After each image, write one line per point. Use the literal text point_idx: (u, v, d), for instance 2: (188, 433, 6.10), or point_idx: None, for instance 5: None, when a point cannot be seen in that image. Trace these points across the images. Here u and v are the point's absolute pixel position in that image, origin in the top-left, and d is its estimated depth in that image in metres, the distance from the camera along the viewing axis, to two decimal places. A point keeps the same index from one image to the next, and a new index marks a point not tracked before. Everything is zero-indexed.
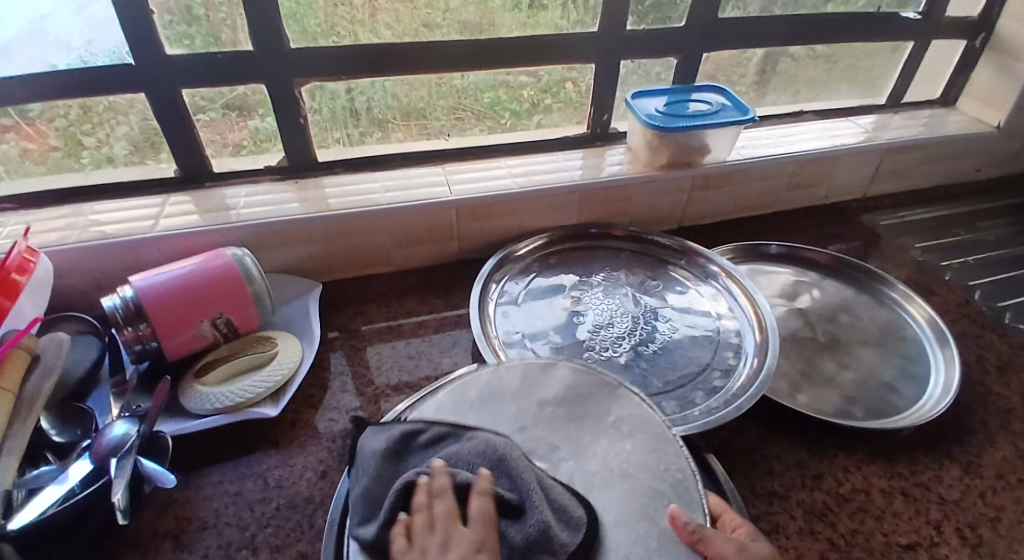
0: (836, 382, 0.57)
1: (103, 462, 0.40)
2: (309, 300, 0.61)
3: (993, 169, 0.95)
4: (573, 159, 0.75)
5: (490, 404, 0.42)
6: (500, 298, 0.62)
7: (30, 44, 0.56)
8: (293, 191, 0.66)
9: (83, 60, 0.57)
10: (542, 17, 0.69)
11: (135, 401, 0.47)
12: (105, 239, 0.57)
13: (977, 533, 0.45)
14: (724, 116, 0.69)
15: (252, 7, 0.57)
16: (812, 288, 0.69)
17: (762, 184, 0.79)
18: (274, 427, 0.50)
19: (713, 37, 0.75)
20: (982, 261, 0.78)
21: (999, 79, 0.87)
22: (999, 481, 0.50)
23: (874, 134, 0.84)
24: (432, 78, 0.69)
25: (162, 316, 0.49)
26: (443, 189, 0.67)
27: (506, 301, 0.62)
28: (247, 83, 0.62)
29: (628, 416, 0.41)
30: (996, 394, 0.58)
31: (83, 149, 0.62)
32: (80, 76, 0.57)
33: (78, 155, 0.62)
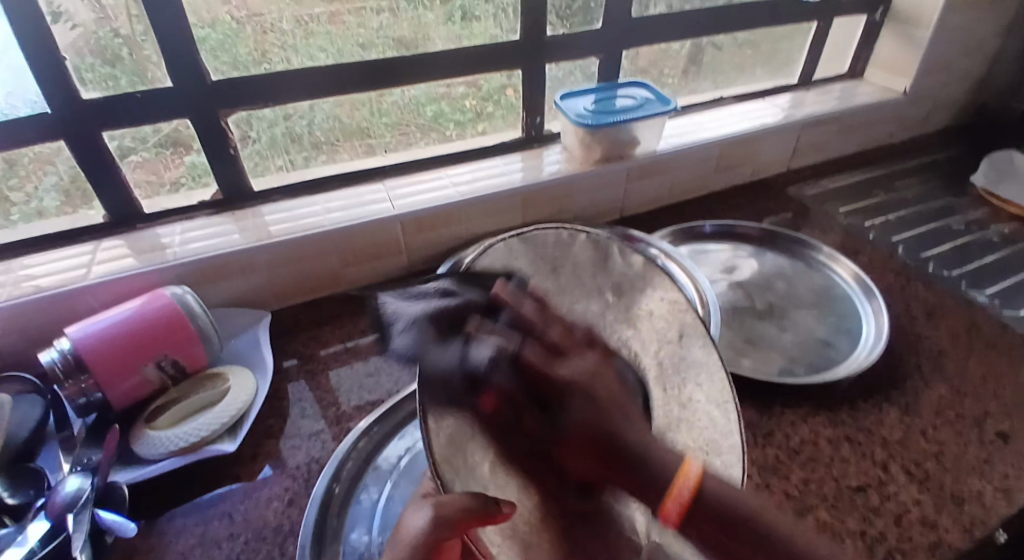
0: (778, 345, 0.61)
1: (60, 519, 0.39)
2: (259, 331, 0.60)
3: (905, 132, 1.02)
4: (512, 163, 0.77)
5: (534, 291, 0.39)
6: None
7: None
8: (232, 222, 0.65)
9: (3, 115, 0.55)
10: (475, 28, 0.71)
11: (86, 454, 0.46)
12: (36, 293, 0.55)
13: (922, 469, 0.49)
14: (649, 108, 0.73)
15: (173, 42, 0.56)
16: (748, 260, 0.73)
17: (692, 168, 0.83)
18: (236, 461, 0.49)
19: (633, 34, 0.79)
20: (902, 218, 0.84)
21: (900, 47, 0.94)
22: (938, 418, 0.53)
23: (791, 111, 0.89)
24: (372, 96, 0.70)
25: (104, 365, 0.48)
26: (387, 205, 0.68)
27: None
28: (173, 118, 0.61)
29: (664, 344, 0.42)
30: (926, 338, 0.62)
31: (12, 205, 0.60)
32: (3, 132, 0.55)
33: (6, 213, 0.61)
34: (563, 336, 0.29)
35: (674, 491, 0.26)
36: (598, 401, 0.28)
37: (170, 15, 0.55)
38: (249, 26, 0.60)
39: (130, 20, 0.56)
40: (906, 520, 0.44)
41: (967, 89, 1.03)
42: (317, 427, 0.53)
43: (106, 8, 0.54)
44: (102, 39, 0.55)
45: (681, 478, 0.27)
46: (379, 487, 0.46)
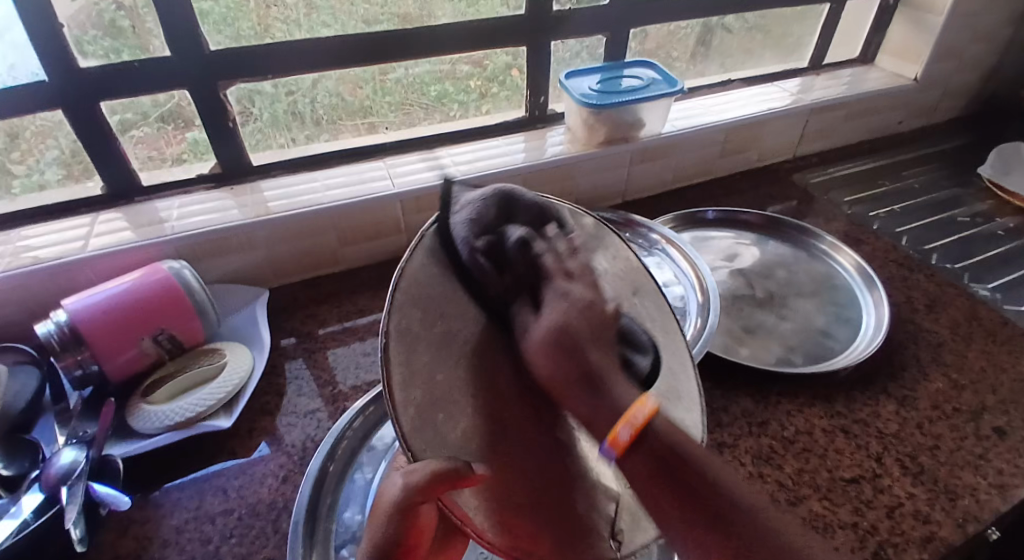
0: (777, 333, 0.60)
1: (55, 491, 0.39)
2: (257, 308, 0.60)
3: (915, 120, 1.00)
4: (515, 143, 0.76)
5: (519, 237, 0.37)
6: None
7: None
8: (230, 197, 0.65)
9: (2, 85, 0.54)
10: (481, 4, 0.69)
11: (82, 426, 0.46)
12: (35, 264, 0.54)
13: (916, 462, 0.49)
14: (654, 90, 0.71)
15: (170, 12, 0.55)
16: (750, 248, 0.72)
17: (697, 152, 0.82)
18: (232, 436, 0.50)
19: (640, 12, 0.77)
20: (908, 208, 0.83)
21: (915, 33, 0.91)
22: (934, 411, 0.53)
23: (800, 96, 0.88)
24: (374, 73, 0.68)
25: (101, 337, 0.48)
26: (387, 184, 0.67)
27: None
28: (172, 89, 0.60)
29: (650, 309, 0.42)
30: (926, 330, 0.62)
31: (13, 178, 0.60)
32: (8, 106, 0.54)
33: (7, 187, 0.60)
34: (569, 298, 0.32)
35: (628, 415, 0.29)
36: (581, 331, 0.31)
37: None
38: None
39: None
40: (898, 512, 0.45)
41: (979, 77, 1.01)
42: (313, 405, 0.53)
43: None
44: (104, 11, 0.54)
45: (635, 408, 0.29)
46: (374, 467, 0.47)
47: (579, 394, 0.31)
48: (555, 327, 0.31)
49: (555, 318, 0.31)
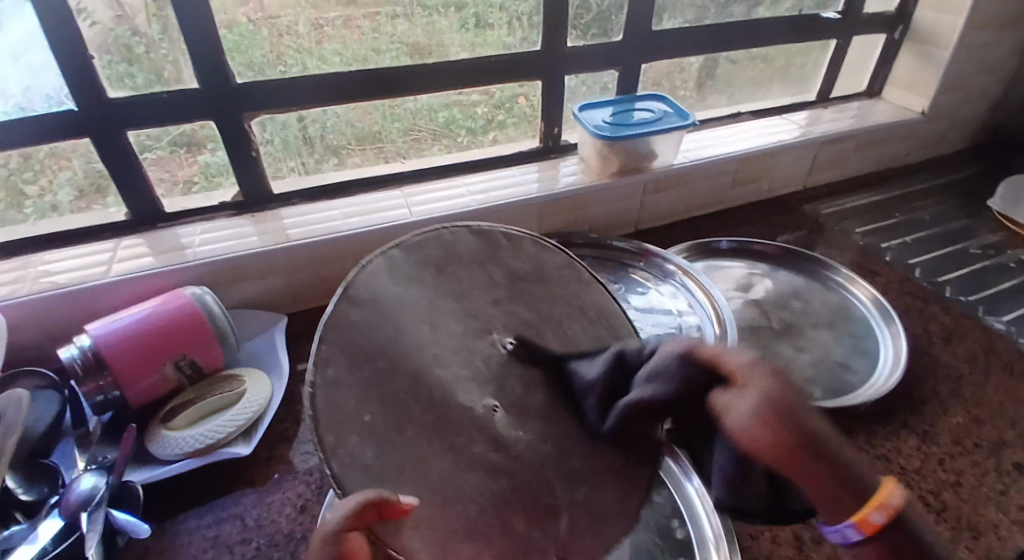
0: (794, 365, 0.60)
1: (74, 517, 0.40)
2: (275, 334, 0.60)
3: (922, 152, 1.01)
4: (529, 173, 0.77)
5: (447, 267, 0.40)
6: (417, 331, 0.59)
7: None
8: (251, 224, 0.66)
9: (20, 108, 0.55)
10: (490, 35, 0.72)
11: (101, 452, 0.46)
12: (58, 289, 0.55)
13: (940, 499, 0.48)
14: (667, 122, 0.73)
15: (196, 43, 0.57)
16: (764, 278, 0.73)
17: (708, 183, 0.83)
18: (249, 464, 0.49)
19: (651, 46, 0.79)
20: (919, 240, 0.83)
21: (919, 67, 0.94)
22: (956, 446, 0.53)
23: (808, 128, 0.89)
24: (386, 103, 0.70)
25: (124, 363, 0.48)
26: (404, 212, 0.68)
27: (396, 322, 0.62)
28: (196, 118, 0.61)
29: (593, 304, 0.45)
30: (943, 362, 0.62)
31: (26, 199, 0.60)
32: (25, 128, 0.55)
33: (19, 207, 0.61)
34: (713, 390, 0.28)
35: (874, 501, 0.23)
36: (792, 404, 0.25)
37: (196, 21, 0.56)
38: (265, 27, 0.61)
39: (150, 19, 0.56)
40: None
41: (984, 111, 1.02)
42: None
43: (125, 6, 0.55)
44: (119, 36, 0.56)
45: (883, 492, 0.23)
46: None
47: (812, 462, 0.23)
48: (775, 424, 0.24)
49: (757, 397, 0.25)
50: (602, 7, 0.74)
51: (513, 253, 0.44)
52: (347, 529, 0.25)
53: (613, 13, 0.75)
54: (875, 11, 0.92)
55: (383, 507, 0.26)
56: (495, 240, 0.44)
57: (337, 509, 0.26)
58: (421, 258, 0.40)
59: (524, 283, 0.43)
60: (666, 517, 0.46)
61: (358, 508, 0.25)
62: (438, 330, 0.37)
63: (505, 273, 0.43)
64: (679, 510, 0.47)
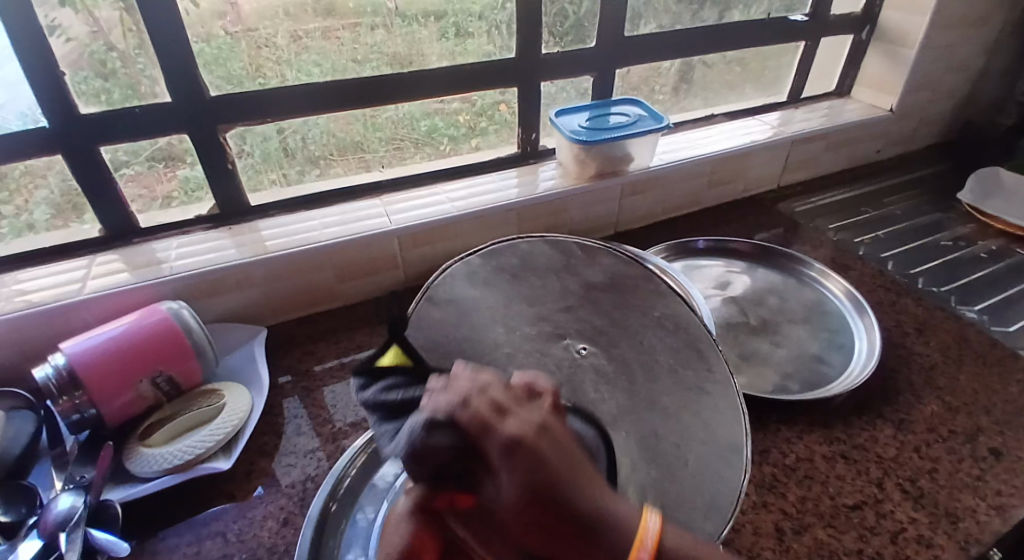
0: (772, 360, 0.61)
1: (52, 537, 0.39)
2: (255, 346, 0.60)
3: (893, 148, 1.04)
4: (508, 179, 0.78)
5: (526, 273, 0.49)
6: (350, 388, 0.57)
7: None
8: (229, 236, 0.65)
9: None
10: (468, 44, 0.72)
11: (78, 471, 0.46)
12: (31, 307, 0.54)
13: (917, 486, 0.49)
14: (643, 126, 0.74)
15: (170, 57, 0.57)
16: (742, 275, 0.74)
17: (685, 184, 0.84)
18: (230, 478, 0.49)
19: (626, 52, 0.80)
20: (891, 234, 0.85)
21: (887, 67, 0.96)
22: (931, 434, 0.54)
23: (781, 128, 0.91)
24: (366, 112, 0.70)
25: (100, 380, 0.47)
26: (384, 220, 0.68)
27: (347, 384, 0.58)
28: (172, 132, 0.61)
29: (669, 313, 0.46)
30: (916, 353, 0.63)
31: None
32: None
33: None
34: (506, 392, 0.23)
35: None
36: (547, 455, 0.21)
37: (171, 35, 0.56)
38: (243, 40, 0.61)
39: (126, 34, 0.56)
40: (902, 537, 0.45)
41: (951, 108, 1.05)
42: (312, 445, 0.52)
43: (100, 22, 0.54)
44: (94, 52, 0.55)
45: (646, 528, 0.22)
46: (375, 506, 0.46)
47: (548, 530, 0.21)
48: (520, 490, 0.21)
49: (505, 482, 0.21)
50: (578, 14, 0.75)
51: (590, 262, 0.50)
52: (418, 510, 0.25)
53: (588, 20, 0.76)
54: (843, 12, 0.94)
55: (453, 497, 0.23)
56: (571, 250, 0.50)
57: (413, 489, 0.26)
58: (498, 266, 0.49)
59: (598, 291, 0.48)
60: None
61: (425, 494, 0.24)
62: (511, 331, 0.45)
63: (580, 282, 0.49)
64: None
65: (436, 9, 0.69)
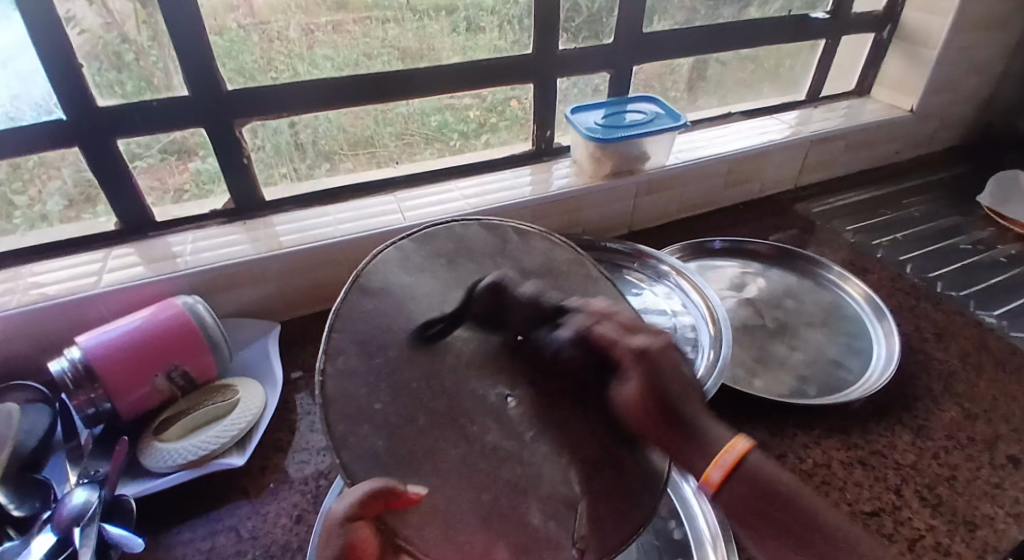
0: (788, 363, 0.60)
1: (67, 532, 0.39)
2: (268, 342, 0.60)
3: (912, 150, 1.02)
4: (522, 176, 0.77)
5: (468, 256, 0.42)
6: None
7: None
8: (244, 231, 0.65)
9: (9, 118, 0.55)
10: (480, 39, 0.72)
11: (93, 465, 0.46)
12: (47, 300, 0.54)
13: (936, 494, 0.48)
14: (659, 124, 0.73)
15: (185, 49, 0.56)
16: (758, 277, 0.73)
17: (701, 184, 0.83)
18: (243, 474, 0.49)
19: (642, 48, 0.79)
20: (910, 237, 0.84)
21: (908, 66, 0.95)
22: (951, 441, 0.53)
23: (799, 128, 0.90)
24: (379, 107, 0.70)
25: (116, 375, 0.47)
26: (397, 217, 0.68)
27: None
28: (187, 126, 0.61)
29: (607, 293, 0.44)
30: (936, 359, 0.62)
31: (14, 209, 0.60)
32: (11, 137, 0.54)
33: (6, 216, 0.60)
34: (618, 327, 0.36)
35: (721, 459, 0.32)
36: (665, 366, 0.34)
37: (186, 25, 0.55)
38: (255, 33, 0.60)
39: (140, 26, 0.55)
40: (920, 545, 0.44)
41: (973, 108, 1.03)
42: (326, 441, 0.52)
43: (113, 13, 0.54)
44: (109, 44, 0.55)
45: (727, 450, 0.32)
46: None
47: (668, 430, 0.33)
48: (646, 389, 0.33)
49: (635, 381, 0.34)
50: (593, 8, 0.74)
51: (524, 246, 0.45)
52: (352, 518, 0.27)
53: (605, 15, 0.75)
54: (864, 10, 0.92)
55: (391, 496, 0.28)
56: (506, 234, 0.46)
57: (343, 499, 0.28)
58: (432, 250, 0.42)
59: (536, 273, 0.43)
60: (663, 519, 0.46)
61: (363, 499, 0.27)
62: (445, 318, 0.38)
63: (517, 265, 0.43)
64: (675, 510, 0.47)
65: (449, 3, 0.68)
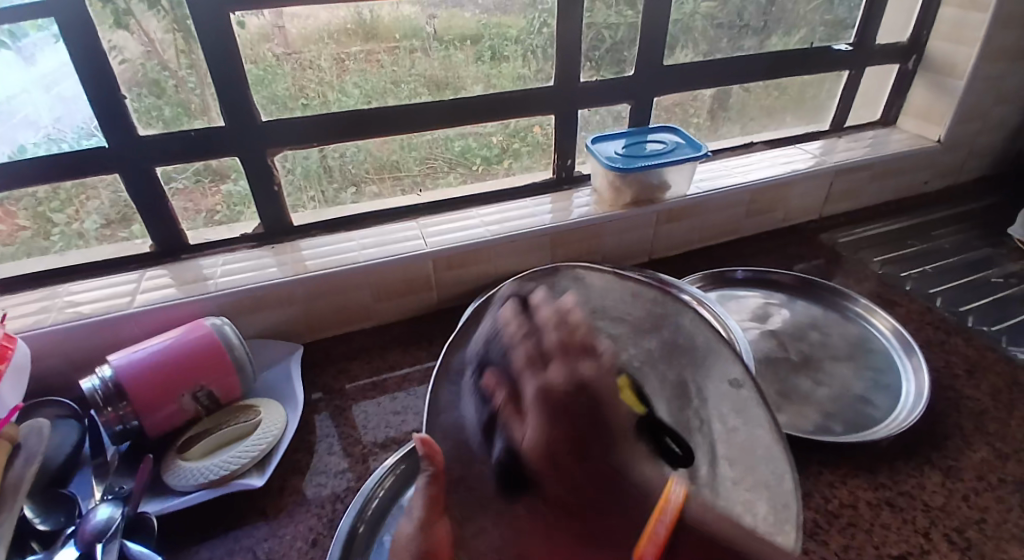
0: (814, 399, 0.59)
1: (89, 547, 0.40)
2: (291, 364, 0.61)
3: (940, 180, 1.00)
4: (542, 204, 0.78)
5: None
6: (366, 426, 0.57)
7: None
8: (272, 255, 0.67)
9: (50, 138, 0.58)
10: (503, 68, 0.73)
11: (118, 482, 0.47)
12: (83, 319, 0.57)
13: (964, 537, 0.46)
14: (680, 154, 0.73)
15: (223, 79, 0.59)
16: (781, 308, 0.72)
17: (723, 212, 0.83)
18: (261, 495, 0.50)
19: (665, 80, 0.81)
20: (940, 269, 0.82)
21: (934, 96, 0.94)
22: (981, 482, 0.51)
23: (822, 158, 0.89)
24: (405, 136, 0.72)
25: (144, 394, 0.49)
26: (419, 243, 0.69)
27: (372, 428, 0.57)
28: (223, 154, 0.64)
29: None
30: (968, 396, 0.60)
31: (53, 226, 0.63)
32: (55, 159, 0.58)
33: (46, 234, 0.63)
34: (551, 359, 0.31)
35: (649, 531, 0.25)
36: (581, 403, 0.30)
37: (225, 55, 0.58)
38: (288, 63, 0.63)
39: (179, 55, 0.58)
40: None
41: (1003, 138, 1.01)
42: (343, 465, 0.53)
43: (155, 42, 0.57)
44: (149, 71, 0.58)
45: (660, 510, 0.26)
46: None
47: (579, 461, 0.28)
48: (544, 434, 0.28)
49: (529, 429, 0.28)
50: (615, 38, 0.76)
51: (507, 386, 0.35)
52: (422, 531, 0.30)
53: (626, 47, 0.77)
54: (889, 41, 0.93)
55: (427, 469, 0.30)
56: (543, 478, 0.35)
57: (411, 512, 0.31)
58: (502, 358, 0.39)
59: None
60: None
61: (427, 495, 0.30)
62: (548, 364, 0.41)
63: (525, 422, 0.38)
64: None
65: (473, 33, 0.70)
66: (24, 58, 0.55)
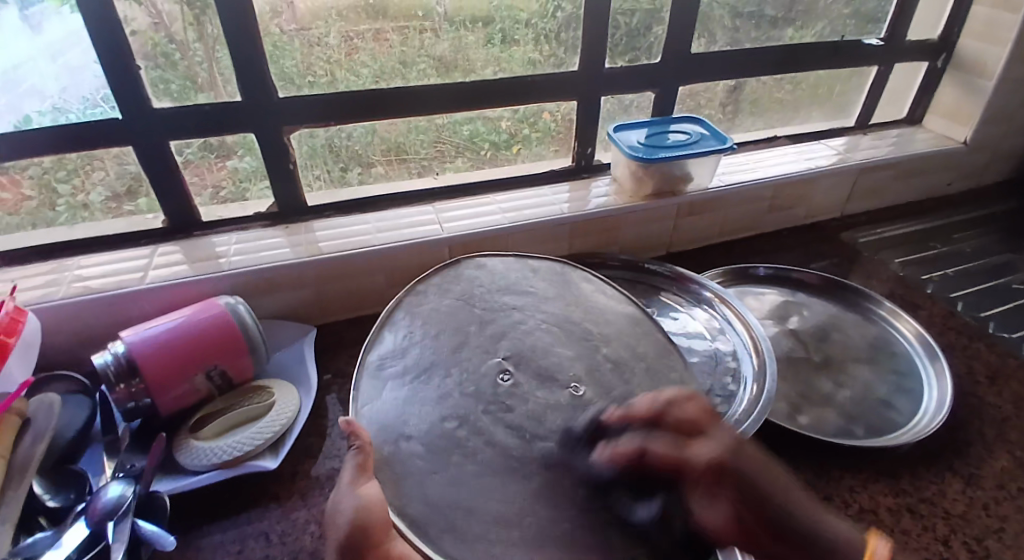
0: (834, 401, 0.58)
1: (101, 526, 0.40)
2: (305, 345, 0.60)
3: (962, 182, 0.99)
4: (560, 193, 0.76)
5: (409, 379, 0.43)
6: None
7: (2, 93, 0.54)
8: (285, 235, 0.66)
9: (56, 108, 0.56)
10: (515, 51, 0.71)
11: (129, 459, 0.46)
12: (94, 293, 0.56)
13: (984, 546, 0.46)
14: (705, 145, 0.72)
15: (238, 53, 0.58)
16: (800, 307, 0.71)
17: (743, 208, 0.81)
18: (274, 477, 0.49)
19: (689, 69, 0.79)
20: (961, 273, 0.80)
21: (962, 96, 0.92)
22: (1001, 490, 0.50)
23: (846, 155, 0.87)
24: (419, 119, 0.70)
25: (157, 371, 0.48)
26: (434, 228, 0.68)
27: None
28: (236, 131, 0.62)
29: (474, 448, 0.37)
30: (989, 404, 0.59)
31: (59, 198, 0.61)
32: (64, 129, 0.56)
33: (52, 205, 0.62)
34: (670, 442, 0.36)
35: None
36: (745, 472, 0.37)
37: (238, 28, 0.57)
38: (298, 38, 0.61)
39: (187, 27, 0.57)
40: None
41: None
42: None
43: (162, 14, 0.55)
44: (157, 44, 0.56)
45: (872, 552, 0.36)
46: None
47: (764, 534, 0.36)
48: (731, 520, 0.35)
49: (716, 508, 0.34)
50: (632, 24, 0.73)
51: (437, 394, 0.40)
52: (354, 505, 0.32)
53: (647, 34, 0.75)
54: (919, 38, 0.90)
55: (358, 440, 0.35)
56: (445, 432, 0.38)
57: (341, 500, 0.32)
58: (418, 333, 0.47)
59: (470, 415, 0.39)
60: None
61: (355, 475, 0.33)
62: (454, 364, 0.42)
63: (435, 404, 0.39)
64: None
65: (486, 14, 0.68)
66: (31, 25, 0.53)
